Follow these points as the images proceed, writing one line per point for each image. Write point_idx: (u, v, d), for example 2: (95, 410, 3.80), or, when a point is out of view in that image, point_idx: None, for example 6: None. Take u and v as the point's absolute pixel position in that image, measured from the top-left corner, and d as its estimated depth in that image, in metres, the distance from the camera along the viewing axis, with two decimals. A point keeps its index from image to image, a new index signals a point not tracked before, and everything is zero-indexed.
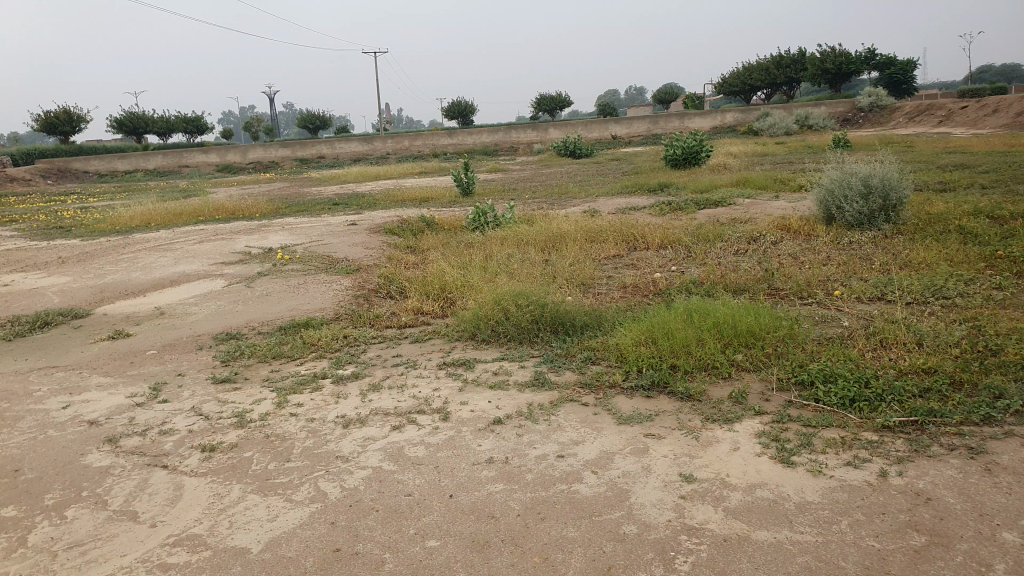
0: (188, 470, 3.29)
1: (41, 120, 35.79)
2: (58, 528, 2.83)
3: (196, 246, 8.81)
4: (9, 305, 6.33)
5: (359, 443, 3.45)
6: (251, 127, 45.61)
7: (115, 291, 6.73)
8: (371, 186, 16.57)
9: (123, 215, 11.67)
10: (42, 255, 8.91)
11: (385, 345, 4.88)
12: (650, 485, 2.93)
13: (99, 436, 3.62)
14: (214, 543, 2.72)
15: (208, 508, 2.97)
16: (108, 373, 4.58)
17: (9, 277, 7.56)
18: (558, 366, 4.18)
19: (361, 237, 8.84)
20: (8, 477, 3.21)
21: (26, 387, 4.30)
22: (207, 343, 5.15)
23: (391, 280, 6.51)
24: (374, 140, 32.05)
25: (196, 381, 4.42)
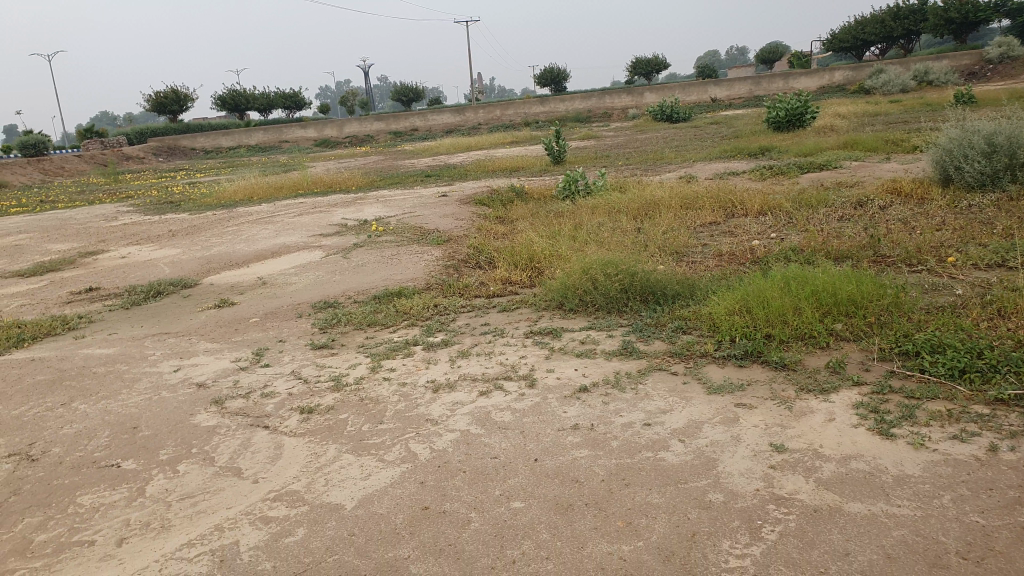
0: (287, 430, 3.46)
1: (154, 101, 37.84)
2: (171, 481, 3.05)
3: (296, 219, 9.16)
4: (127, 275, 6.79)
5: (448, 407, 3.54)
6: (347, 102, 46.81)
7: (221, 262, 7.10)
8: (463, 157, 16.74)
9: (229, 190, 12.24)
10: (156, 228, 9.47)
11: (474, 314, 4.96)
12: (739, 454, 2.88)
13: (207, 398, 3.86)
14: (311, 499, 2.86)
15: (306, 466, 3.12)
16: (215, 339, 4.85)
17: (126, 249, 8.10)
18: (647, 336, 4.13)
19: (452, 208, 8.94)
20: (128, 433, 3.47)
21: (142, 352, 4.62)
22: (306, 311, 5.38)
23: (481, 250, 6.59)
24: (467, 111, 32.24)
25: (296, 346, 4.63)
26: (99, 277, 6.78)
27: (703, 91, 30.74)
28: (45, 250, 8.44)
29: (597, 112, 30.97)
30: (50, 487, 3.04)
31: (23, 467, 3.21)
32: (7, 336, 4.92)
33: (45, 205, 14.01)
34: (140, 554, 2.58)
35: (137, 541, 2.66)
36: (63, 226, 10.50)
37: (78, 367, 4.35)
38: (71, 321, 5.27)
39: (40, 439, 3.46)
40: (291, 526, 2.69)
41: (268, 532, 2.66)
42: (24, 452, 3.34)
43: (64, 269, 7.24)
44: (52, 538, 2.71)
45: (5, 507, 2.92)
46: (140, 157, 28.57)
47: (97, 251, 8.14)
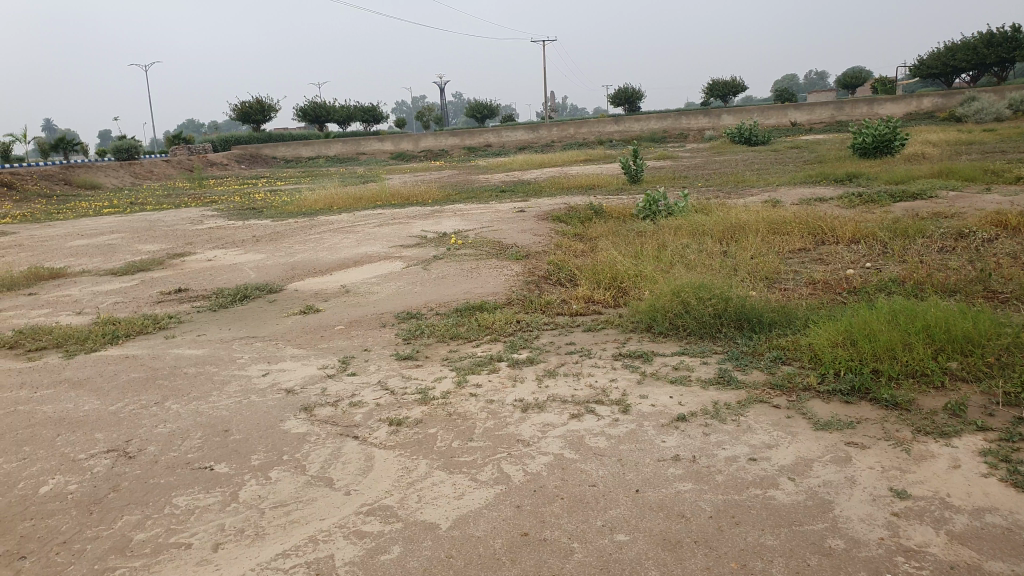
0: (377, 442, 3.42)
1: (237, 110, 39.19)
2: (264, 487, 3.02)
3: (375, 229, 9.25)
4: (214, 278, 6.93)
5: (539, 429, 3.45)
6: (423, 114, 47.61)
7: (304, 269, 7.19)
8: (537, 173, 16.75)
9: (308, 199, 12.49)
10: (240, 233, 9.70)
11: (558, 332, 4.86)
12: (857, 497, 2.69)
13: (296, 404, 3.85)
14: (404, 516, 2.80)
15: (398, 481, 3.07)
16: (301, 345, 4.88)
17: (212, 252, 8.30)
18: (744, 365, 3.96)
19: (531, 223, 8.90)
20: (220, 435, 3.46)
21: (230, 354, 4.67)
22: (389, 321, 5.37)
23: (561, 267, 6.51)
24: (540, 128, 32.32)
25: (381, 356, 4.62)
26: (187, 279, 6.94)
27: (782, 115, 30.10)
28: (136, 250, 8.72)
29: (672, 133, 30.63)
30: (147, 486, 3.00)
31: (121, 463, 3.18)
32: (101, 333, 5.03)
33: (135, 206, 14.57)
34: (235, 562, 2.55)
35: (232, 548, 2.63)
36: (152, 227, 10.86)
37: (170, 366, 4.41)
38: (162, 321, 5.38)
39: (136, 437, 3.44)
40: (387, 543, 2.63)
41: (364, 547, 2.61)
42: (120, 448, 3.31)
43: (153, 269, 7.45)
44: (149, 538, 2.67)
45: (103, 503, 2.87)
46: (223, 162, 29.62)
47: (185, 252, 8.37)
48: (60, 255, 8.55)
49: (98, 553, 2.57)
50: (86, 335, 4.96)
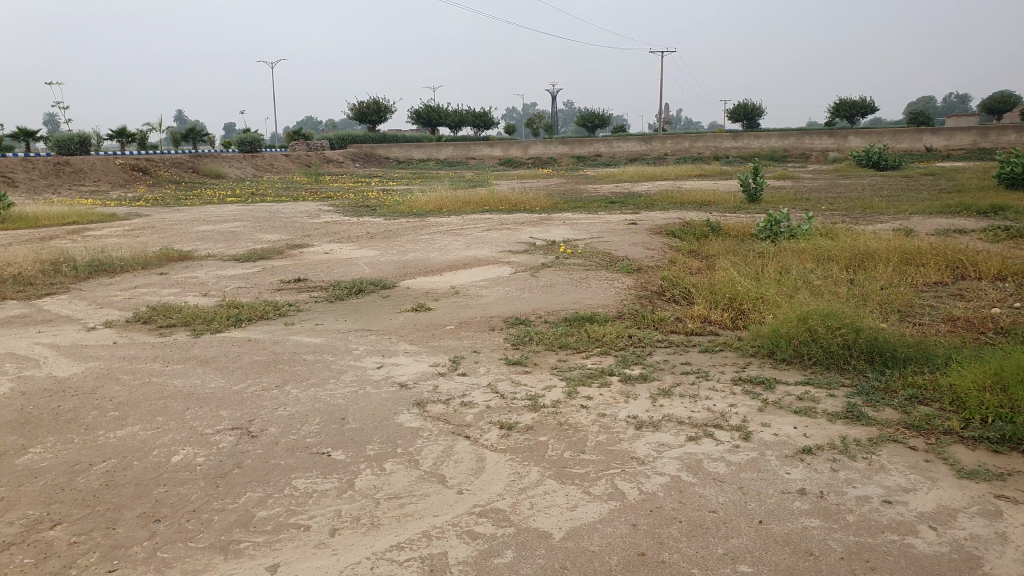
0: (488, 444, 3.41)
1: (354, 111, 40.65)
2: (380, 478, 3.06)
3: (485, 233, 9.34)
4: (331, 270, 7.16)
5: (653, 448, 3.35)
6: (534, 122, 48.05)
7: (416, 268, 7.33)
8: (648, 186, 16.55)
9: (420, 199, 12.76)
10: (355, 229, 10.01)
11: (672, 351, 4.74)
12: (1009, 556, 2.48)
13: (409, 399, 3.90)
14: (516, 521, 2.77)
15: (509, 485, 3.04)
16: (413, 341, 4.95)
17: (329, 246, 8.59)
18: (876, 401, 3.73)
19: (643, 237, 8.77)
20: (337, 423, 3.54)
21: (345, 345, 4.78)
22: (498, 325, 5.39)
23: (675, 284, 6.37)
24: (654, 141, 31.97)
25: (491, 359, 4.63)
26: (306, 269, 7.20)
27: (916, 138, 28.58)
28: (258, 238, 9.12)
29: (794, 151, 29.60)
30: (269, 466, 3.09)
31: (245, 442, 3.28)
32: (228, 315, 5.26)
33: (257, 197, 15.31)
34: (352, 548, 2.58)
35: (348, 534, 2.66)
36: (273, 218, 11.36)
37: (289, 352, 4.56)
38: (282, 308, 5.58)
39: (258, 417, 3.55)
40: (499, 547, 2.61)
41: (477, 548, 2.60)
42: (244, 427, 3.43)
43: (274, 258, 7.77)
44: (271, 516, 2.74)
45: (229, 478, 2.97)
46: (338, 160, 30.76)
47: (304, 244, 8.69)
48: (190, 239, 9.04)
49: (225, 525, 2.65)
50: (213, 317, 5.19)
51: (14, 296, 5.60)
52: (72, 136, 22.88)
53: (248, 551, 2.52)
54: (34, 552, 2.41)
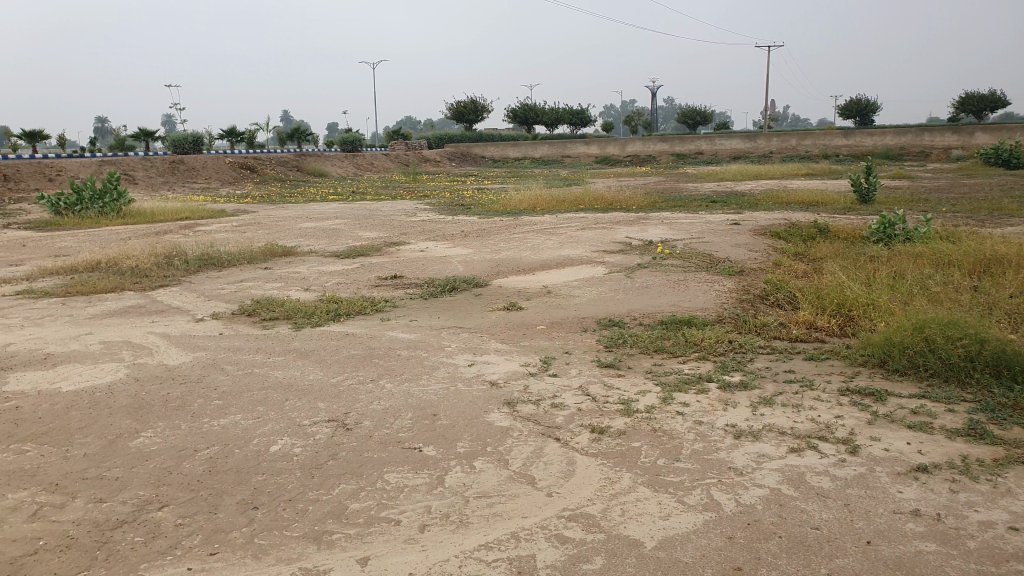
0: (579, 447, 3.35)
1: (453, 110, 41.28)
2: (469, 476, 3.05)
3: (580, 233, 9.26)
4: (425, 268, 7.26)
5: (752, 458, 3.21)
6: (633, 120, 47.51)
7: (509, 267, 7.33)
8: (751, 185, 16.03)
9: (514, 198, 12.81)
10: (450, 227, 10.13)
11: (774, 358, 4.55)
12: None
13: (499, 398, 3.88)
14: (607, 527, 2.71)
15: (600, 490, 2.98)
16: (505, 340, 4.94)
17: (425, 243, 8.73)
18: (1002, 419, 3.45)
19: (745, 238, 8.49)
20: (428, 419, 3.56)
21: (439, 342, 4.82)
22: (592, 326, 5.32)
23: (779, 288, 6.12)
24: (759, 138, 30.98)
25: (583, 361, 4.56)
26: (402, 266, 7.33)
27: None
28: (357, 236, 9.37)
29: (913, 148, 27.99)
30: (362, 458, 3.14)
31: (340, 434, 3.35)
32: (327, 309, 5.41)
33: (357, 195, 15.76)
34: (441, 545, 2.58)
35: (438, 531, 2.66)
36: (371, 216, 11.64)
37: (384, 347, 4.63)
38: (379, 304, 5.69)
39: (353, 410, 3.62)
40: (588, 552, 2.55)
41: (566, 553, 2.55)
42: (340, 420, 3.49)
43: (372, 255, 7.95)
44: (363, 509, 2.77)
45: (324, 469, 3.03)
46: (435, 159, 31.33)
47: (401, 242, 8.86)
48: (294, 235, 9.38)
49: (319, 516, 2.69)
50: (313, 311, 5.35)
51: (132, 287, 5.94)
52: (188, 137, 24.24)
53: (340, 542, 2.55)
54: (145, 531, 2.49)
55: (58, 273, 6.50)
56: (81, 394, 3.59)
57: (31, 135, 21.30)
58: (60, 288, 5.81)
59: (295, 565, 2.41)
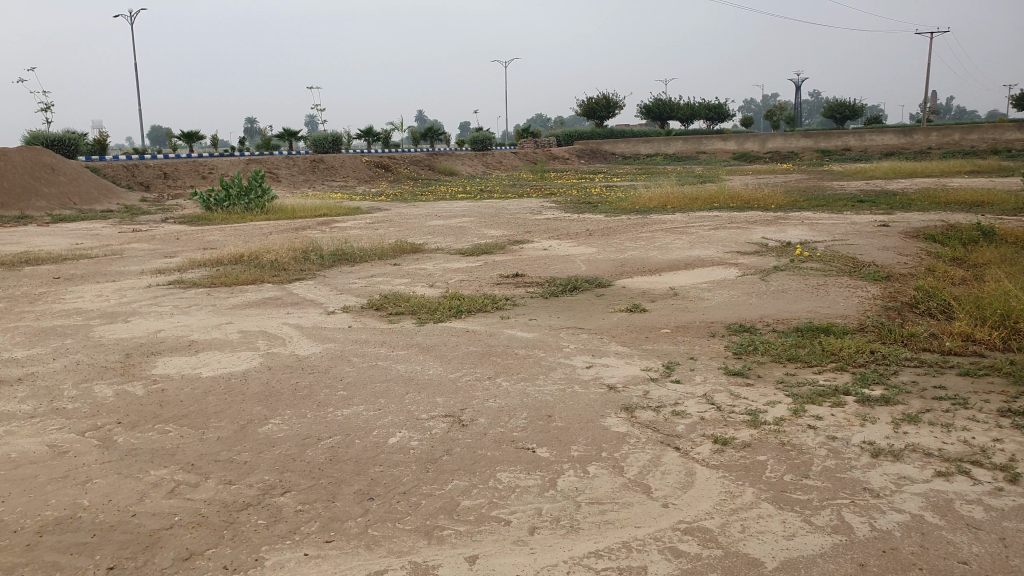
0: (699, 458, 3.21)
1: (585, 108, 41.14)
2: (583, 481, 2.99)
3: (711, 232, 8.95)
4: (549, 266, 7.25)
5: (892, 480, 2.96)
6: (774, 115, 45.60)
7: (634, 267, 7.19)
8: (906, 183, 14.96)
9: (643, 196, 12.57)
10: (576, 226, 10.08)
11: (923, 371, 4.19)
12: None
13: (617, 402, 3.79)
14: (725, 544, 2.57)
15: (719, 504, 2.83)
16: (626, 343, 4.83)
17: (550, 242, 8.73)
18: None
19: (895, 240, 7.91)
20: (543, 420, 3.53)
21: (558, 342, 4.78)
22: (719, 331, 5.10)
23: (932, 295, 5.65)
24: (915, 133, 28.87)
25: (708, 367, 4.38)
26: (526, 265, 7.34)
27: None
28: (483, 234, 9.49)
29: None
30: (476, 456, 3.14)
31: (456, 430, 3.37)
32: (450, 306, 5.49)
33: (487, 193, 16.02)
34: (550, 549, 2.53)
35: (548, 535, 2.62)
36: (499, 214, 11.79)
37: (503, 345, 4.65)
38: (501, 302, 5.72)
39: (470, 406, 3.65)
40: (704, 568, 2.43)
41: (679, 567, 2.44)
42: (456, 416, 3.52)
43: (498, 253, 8.03)
44: (475, 506, 2.77)
45: (438, 464, 3.05)
46: (564, 157, 31.36)
47: (525, 240, 8.89)
48: (424, 232, 9.64)
49: (431, 510, 2.71)
50: (436, 307, 5.45)
51: (271, 279, 6.28)
52: (329, 136, 25.48)
53: (450, 538, 2.56)
54: (267, 514, 2.60)
55: (207, 265, 6.98)
56: (219, 380, 3.82)
57: (189, 135, 23.08)
58: (207, 280, 6.23)
59: (404, 558, 2.43)
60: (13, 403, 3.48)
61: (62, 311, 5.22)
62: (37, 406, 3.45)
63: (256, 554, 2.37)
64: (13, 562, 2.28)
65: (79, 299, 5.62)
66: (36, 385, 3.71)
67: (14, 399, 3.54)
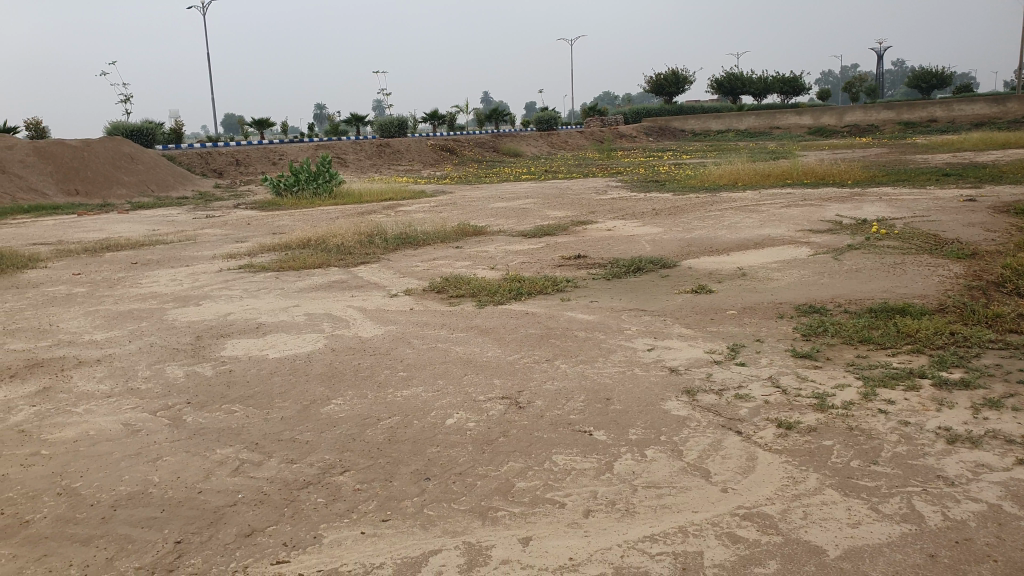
0: (761, 443, 3.13)
1: (654, 84, 40.40)
2: (640, 464, 2.96)
3: (782, 210, 8.69)
4: (613, 247, 7.18)
5: (969, 468, 2.82)
6: (855, 86, 43.78)
7: (700, 246, 7.05)
8: (997, 154, 14.17)
9: (712, 174, 12.30)
10: (641, 205, 9.94)
11: (1007, 354, 3.97)
12: None
13: (678, 385, 3.73)
14: (785, 530, 2.51)
15: (781, 490, 2.76)
16: (690, 325, 4.75)
17: (614, 222, 8.64)
18: None
19: (981, 216, 7.52)
20: (602, 403, 3.50)
21: (619, 325, 4.73)
22: (788, 312, 4.96)
23: (1020, 274, 5.35)
24: (1008, 102, 27.26)
25: (775, 350, 4.26)
26: (589, 246, 7.28)
27: None
28: (547, 215, 9.45)
29: None
30: (532, 438, 3.15)
31: (513, 412, 3.39)
32: (511, 288, 5.51)
33: (552, 174, 15.96)
34: (605, 533, 2.51)
35: (602, 518, 2.60)
36: (563, 194, 11.74)
37: (563, 328, 4.63)
38: (562, 284, 5.70)
39: (527, 389, 3.66)
40: (763, 555, 2.38)
41: (737, 553, 2.39)
42: (514, 398, 3.54)
43: (561, 234, 8.00)
44: (529, 488, 2.77)
45: (494, 445, 3.07)
46: (631, 136, 30.92)
47: (589, 221, 8.82)
48: (488, 214, 9.67)
49: (486, 491, 2.73)
50: (498, 289, 5.47)
51: (337, 263, 6.42)
52: (395, 120, 25.76)
53: (504, 519, 2.57)
54: (327, 493, 2.67)
55: (276, 250, 7.19)
56: (284, 362, 3.94)
57: (261, 123, 23.70)
58: (276, 264, 6.41)
59: (458, 538, 2.45)
60: (92, 383, 3.67)
61: (139, 295, 5.47)
62: (114, 386, 3.63)
63: (314, 532, 2.44)
64: (89, 534, 2.41)
65: (155, 283, 5.88)
66: (114, 366, 3.91)
67: (93, 378, 3.73)
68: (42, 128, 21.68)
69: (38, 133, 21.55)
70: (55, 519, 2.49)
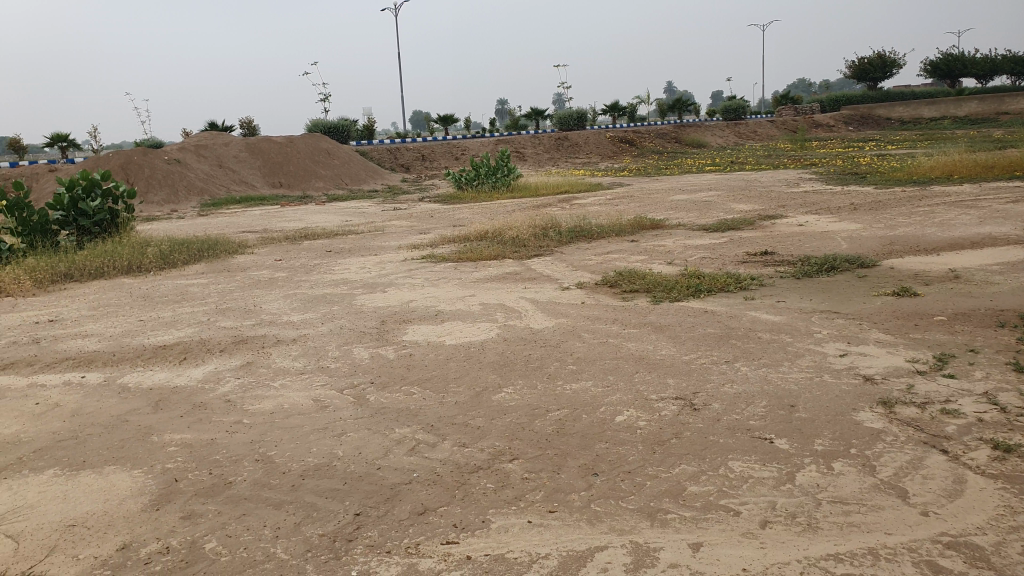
0: (972, 465, 2.80)
1: (855, 69, 37.57)
2: (826, 477, 2.75)
3: (1005, 206, 7.75)
4: (803, 244, 6.74)
5: None
6: None
7: (904, 245, 6.44)
8: None
9: (924, 165, 11.24)
10: (836, 199, 9.28)
11: None
12: None
13: (873, 396, 3.43)
14: (998, 565, 2.22)
15: (994, 520, 2.45)
16: (889, 331, 4.35)
17: (805, 217, 8.13)
18: None
19: None
20: (785, 409, 3.29)
21: (808, 327, 4.43)
22: (1011, 321, 4.40)
23: None
24: None
25: (993, 362, 3.79)
26: (775, 242, 6.89)
27: None
28: (731, 208, 9.05)
29: None
30: (706, 441, 3.02)
31: (687, 413, 3.27)
32: (690, 285, 5.33)
33: (739, 166, 15.31)
34: (783, 546, 2.35)
35: (781, 531, 2.44)
36: (749, 187, 11.21)
37: (745, 328, 4.41)
38: (745, 281, 5.44)
39: (702, 390, 3.51)
40: None
41: None
42: (688, 398, 3.42)
43: (745, 228, 7.65)
44: (702, 493, 2.65)
45: (666, 446, 2.98)
46: (827, 126, 29.00)
47: (777, 215, 8.36)
48: (668, 207, 9.45)
49: (656, 492, 2.65)
50: (676, 285, 5.32)
51: (514, 255, 6.54)
52: (576, 113, 25.88)
53: (674, 523, 2.47)
54: (496, 479, 2.71)
55: (458, 241, 7.45)
56: (460, 349, 4.05)
57: (446, 119, 24.71)
58: (456, 255, 6.63)
59: (625, 537, 2.39)
60: (288, 360, 3.99)
61: (332, 281, 5.87)
62: (306, 363, 3.92)
63: (483, 517, 2.48)
64: (281, 499, 2.61)
65: (346, 270, 6.29)
66: (307, 346, 4.22)
67: (289, 356, 4.05)
68: (255, 127, 24.01)
69: (251, 132, 23.84)
70: (254, 483, 2.72)
